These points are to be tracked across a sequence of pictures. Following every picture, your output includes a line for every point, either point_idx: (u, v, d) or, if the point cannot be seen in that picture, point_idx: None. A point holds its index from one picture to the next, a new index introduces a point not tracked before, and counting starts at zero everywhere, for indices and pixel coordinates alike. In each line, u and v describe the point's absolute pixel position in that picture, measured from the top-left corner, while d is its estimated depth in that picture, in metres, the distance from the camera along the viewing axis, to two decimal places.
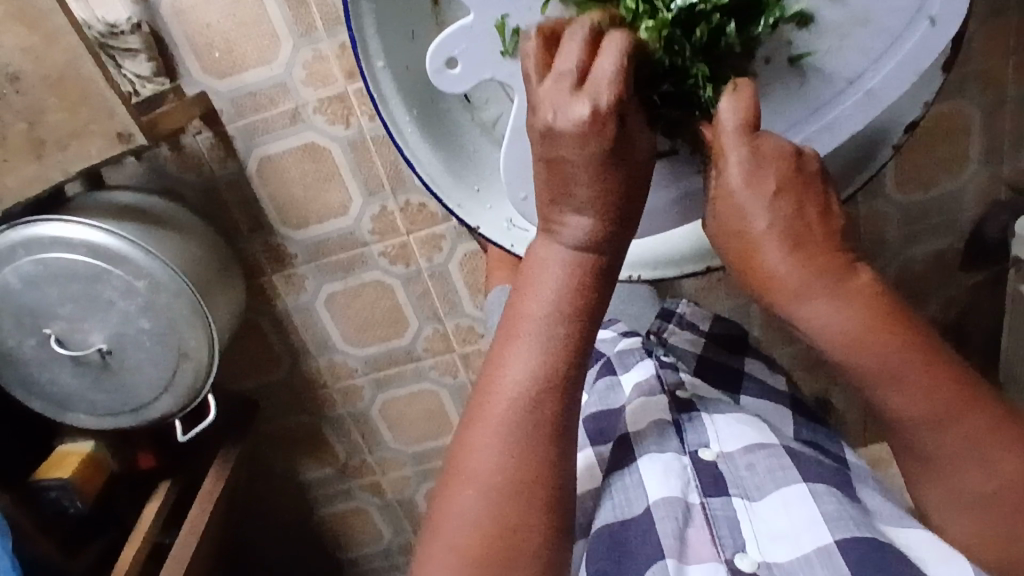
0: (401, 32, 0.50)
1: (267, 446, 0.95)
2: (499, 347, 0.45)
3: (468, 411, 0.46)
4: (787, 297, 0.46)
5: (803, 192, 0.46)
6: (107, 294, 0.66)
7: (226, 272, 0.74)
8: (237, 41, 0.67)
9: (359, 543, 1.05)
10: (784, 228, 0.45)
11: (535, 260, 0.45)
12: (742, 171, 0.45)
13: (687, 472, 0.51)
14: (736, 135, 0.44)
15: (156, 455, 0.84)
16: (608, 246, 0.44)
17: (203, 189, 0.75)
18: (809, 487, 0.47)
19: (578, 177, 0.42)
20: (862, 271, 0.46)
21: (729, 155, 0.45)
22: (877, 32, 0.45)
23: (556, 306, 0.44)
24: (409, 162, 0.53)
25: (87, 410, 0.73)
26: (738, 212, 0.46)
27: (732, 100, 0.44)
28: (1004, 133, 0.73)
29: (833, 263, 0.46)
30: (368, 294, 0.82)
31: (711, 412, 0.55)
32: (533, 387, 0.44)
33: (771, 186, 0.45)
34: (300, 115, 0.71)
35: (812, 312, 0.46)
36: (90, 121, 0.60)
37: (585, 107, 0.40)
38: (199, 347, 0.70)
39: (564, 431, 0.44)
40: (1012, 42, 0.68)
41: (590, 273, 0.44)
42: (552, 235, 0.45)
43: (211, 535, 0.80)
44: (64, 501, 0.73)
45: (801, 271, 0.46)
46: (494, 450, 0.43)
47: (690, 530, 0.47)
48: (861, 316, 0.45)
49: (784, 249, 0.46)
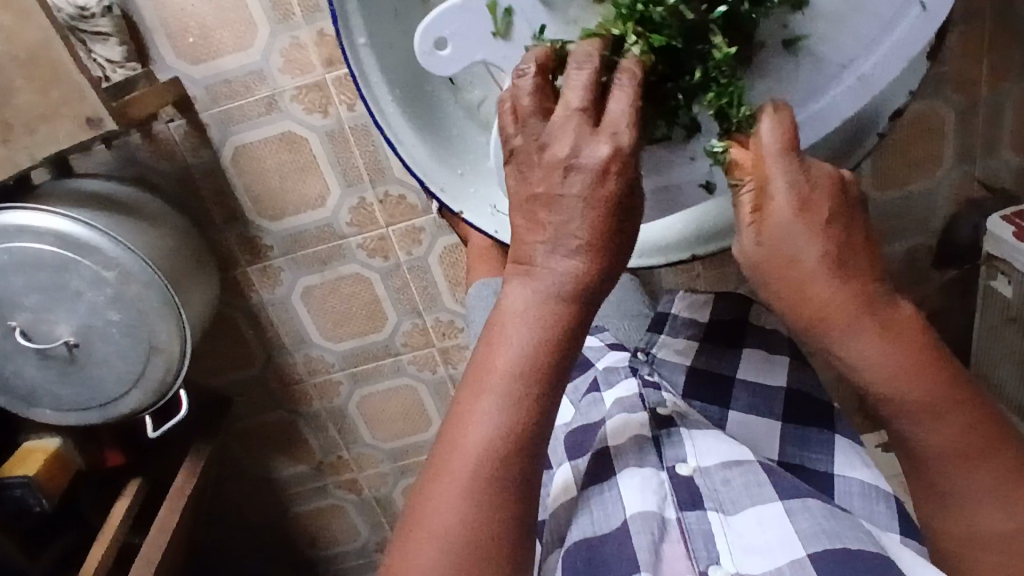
0: (384, 9, 0.49)
1: (240, 443, 0.93)
2: (469, 393, 0.44)
3: (430, 463, 0.44)
4: (834, 327, 0.45)
5: (851, 222, 0.45)
6: (74, 285, 0.64)
7: (199, 263, 0.73)
8: (213, 27, 0.65)
9: (334, 541, 1.03)
10: (835, 255, 0.44)
11: (507, 306, 0.44)
12: (792, 197, 0.44)
13: (664, 486, 0.50)
14: (783, 157, 0.44)
15: (125, 453, 0.81)
16: (578, 297, 0.43)
17: (177, 178, 0.73)
18: (784, 504, 0.47)
19: (577, 215, 0.42)
20: (900, 302, 0.46)
21: (777, 178, 0.44)
22: (870, 16, 0.45)
23: (524, 357, 0.43)
24: (392, 144, 0.52)
25: (53, 405, 0.71)
26: (783, 238, 0.44)
27: (772, 121, 0.44)
28: (977, 132, 0.74)
29: (874, 294, 0.45)
30: (347, 287, 0.80)
31: (690, 428, 0.54)
32: (500, 440, 0.42)
33: (826, 213, 0.44)
34: (276, 104, 0.69)
35: (856, 344, 0.46)
36: (59, 105, 0.58)
37: (607, 147, 0.41)
38: (170, 340, 0.67)
39: (531, 487, 0.43)
40: (987, 43, 0.69)
41: (559, 323, 0.43)
42: (523, 283, 0.44)
43: (182, 534, 0.78)
44: (30, 499, 0.70)
45: (850, 298, 0.45)
46: (457, 504, 0.42)
47: (665, 545, 0.48)
48: (900, 348, 0.46)
49: (830, 275, 0.44)
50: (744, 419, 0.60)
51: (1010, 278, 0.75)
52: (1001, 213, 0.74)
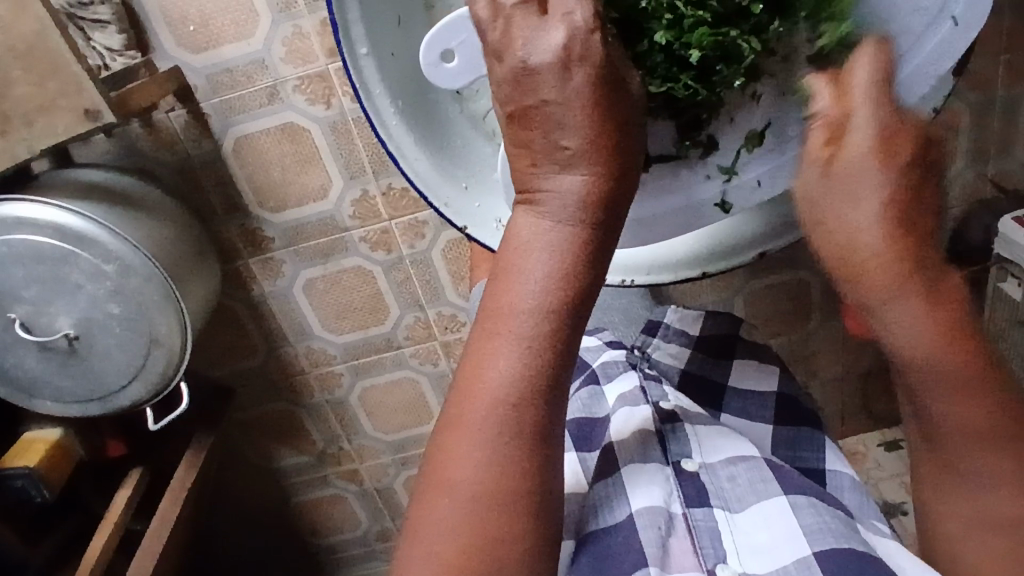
0: (388, 18, 0.48)
1: (241, 433, 0.93)
2: (482, 338, 0.44)
3: (448, 406, 0.45)
4: (876, 278, 0.45)
5: (922, 184, 0.44)
6: (74, 277, 0.64)
7: (200, 255, 0.72)
8: (213, 15, 0.64)
9: (335, 530, 1.04)
10: (897, 211, 0.44)
11: (516, 237, 0.43)
12: (871, 137, 0.42)
13: (670, 482, 0.50)
14: (870, 93, 0.41)
15: (126, 442, 0.81)
16: (594, 224, 0.42)
17: (177, 169, 0.72)
18: (788, 499, 0.46)
19: (566, 124, 0.40)
20: (948, 271, 0.46)
21: (861, 121, 0.42)
22: (898, 33, 0.42)
23: (543, 294, 0.42)
24: (395, 158, 0.51)
25: (53, 396, 0.70)
26: (849, 183, 0.43)
27: (865, 53, 0.41)
28: (991, 131, 0.72)
29: (925, 258, 0.44)
30: (349, 280, 0.80)
31: (694, 425, 0.54)
32: (519, 382, 0.43)
33: (902, 164, 0.43)
34: (279, 94, 0.68)
35: (901, 305, 0.45)
36: (57, 96, 0.57)
37: (561, 29, 0.39)
38: (171, 333, 0.67)
39: (549, 426, 0.44)
40: (1004, 42, 0.67)
41: (578, 250, 0.42)
42: (534, 211, 0.43)
43: (182, 526, 0.78)
44: (31, 491, 0.70)
45: (898, 253, 0.44)
46: (478, 450, 0.42)
47: (672, 540, 0.47)
48: (937, 314, 0.45)
49: (885, 228, 0.44)
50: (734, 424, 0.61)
51: (1020, 280, 0.74)
52: (1013, 215, 0.72)
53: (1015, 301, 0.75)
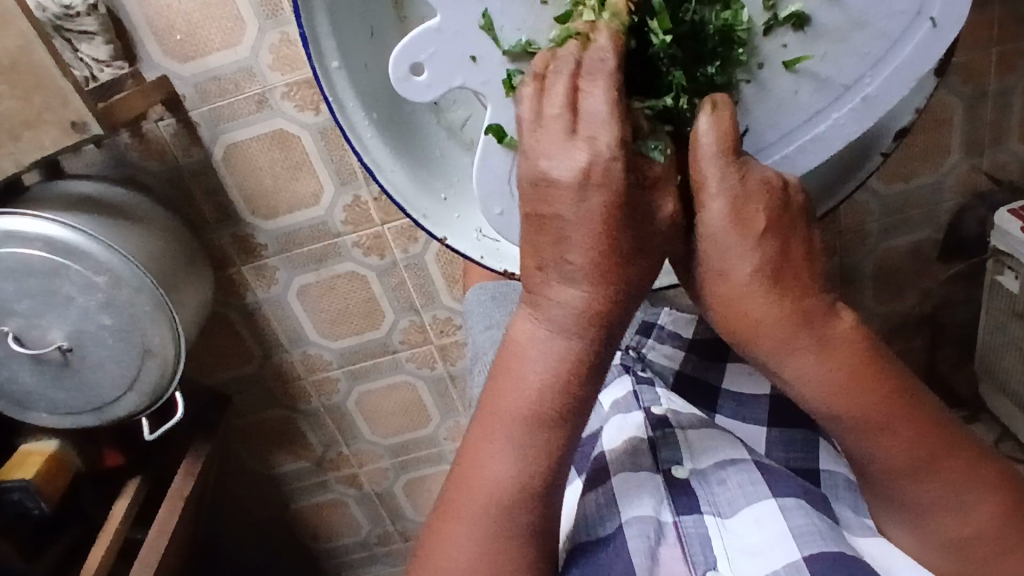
0: (360, 29, 0.48)
1: (240, 440, 0.93)
2: (478, 436, 0.44)
3: (444, 493, 0.46)
4: (766, 347, 0.43)
5: (789, 232, 0.42)
6: (65, 290, 0.64)
7: (192, 264, 0.72)
8: (200, 23, 0.64)
9: (337, 534, 1.04)
10: (771, 272, 0.42)
11: (518, 341, 0.44)
12: (726, 203, 0.41)
13: (660, 490, 0.49)
14: (719, 160, 0.41)
15: (122, 452, 0.80)
16: (592, 336, 0.42)
17: (167, 178, 0.72)
18: (778, 502, 0.46)
19: (574, 243, 0.41)
20: (839, 311, 0.43)
21: (712, 188, 0.41)
22: (876, 34, 0.42)
23: (541, 400, 0.43)
24: (370, 170, 0.50)
25: (49, 409, 0.71)
26: (718, 249, 0.42)
27: (710, 120, 0.41)
28: (986, 123, 0.72)
29: (811, 308, 0.42)
30: (343, 285, 0.80)
31: (686, 430, 0.53)
32: (512, 486, 0.43)
33: (757, 224, 0.41)
34: (267, 101, 0.68)
35: (799, 371, 0.43)
36: (43, 109, 0.57)
37: (583, 154, 0.39)
38: (163, 344, 0.67)
39: (545, 523, 0.44)
40: (998, 33, 0.66)
41: (576, 359, 0.43)
42: (536, 314, 0.43)
43: (181, 536, 0.78)
44: (27, 502, 0.70)
45: (784, 315, 0.42)
46: (468, 548, 0.43)
47: (662, 548, 0.47)
48: (837, 371, 0.42)
49: (765, 292, 0.42)
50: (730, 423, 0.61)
51: (1017, 273, 0.73)
52: (1009, 207, 0.72)
53: (1013, 294, 0.74)
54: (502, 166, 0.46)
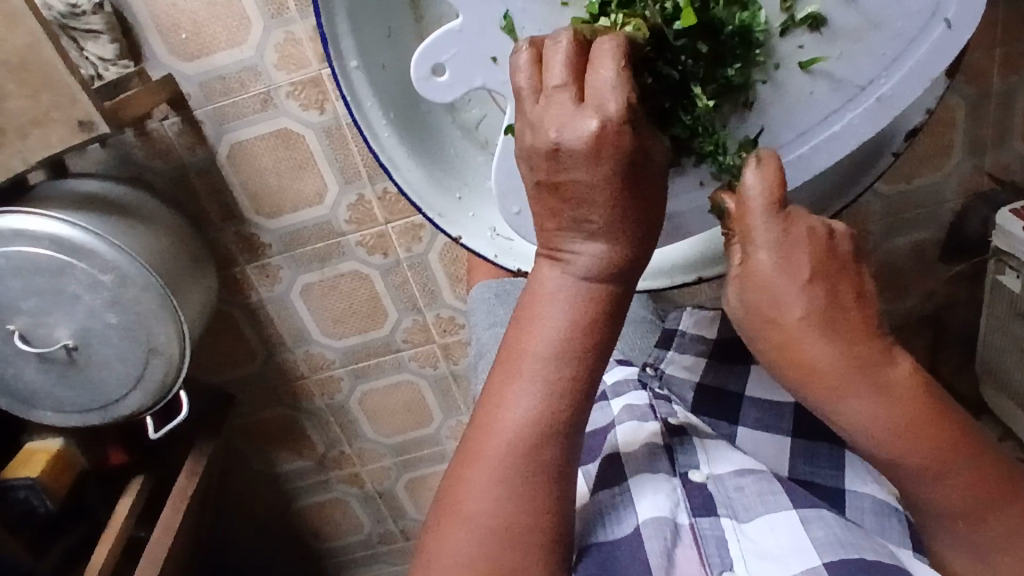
0: (377, 29, 0.48)
1: (243, 438, 0.93)
2: (496, 390, 0.44)
3: (462, 444, 0.45)
4: (822, 394, 0.44)
5: (836, 277, 0.43)
6: (71, 288, 0.64)
7: (197, 263, 0.72)
8: (205, 22, 0.64)
9: (339, 533, 1.04)
10: (822, 317, 0.43)
11: (538, 288, 0.43)
12: (775, 255, 0.42)
13: (676, 492, 0.50)
14: (767, 215, 0.42)
15: (127, 451, 0.81)
16: (617, 276, 0.42)
17: (172, 177, 0.72)
18: (798, 513, 0.46)
19: (593, 201, 0.40)
20: (895, 357, 0.44)
21: (760, 240, 0.43)
22: (891, 34, 0.42)
23: (564, 341, 0.42)
24: (387, 169, 0.51)
25: (54, 407, 0.71)
26: (770, 297, 0.43)
27: (758, 174, 0.42)
28: (988, 123, 0.72)
29: (868, 353, 0.43)
30: (346, 285, 0.80)
31: (702, 438, 0.54)
32: (536, 426, 0.42)
33: (804, 270, 0.42)
34: (272, 100, 0.68)
35: (856, 415, 0.43)
36: (51, 108, 0.57)
37: (595, 120, 0.37)
38: (169, 342, 0.67)
39: (568, 467, 0.44)
40: (1001, 33, 0.66)
41: (598, 299, 0.43)
42: (556, 262, 0.43)
43: (186, 534, 0.78)
44: (33, 499, 0.71)
45: (840, 361, 0.43)
46: (492, 493, 0.42)
47: (677, 549, 0.47)
48: (892, 414, 0.43)
49: (820, 336, 0.43)
50: (752, 436, 0.61)
51: (1018, 273, 0.73)
52: (1011, 207, 0.72)
53: (1015, 293, 0.75)
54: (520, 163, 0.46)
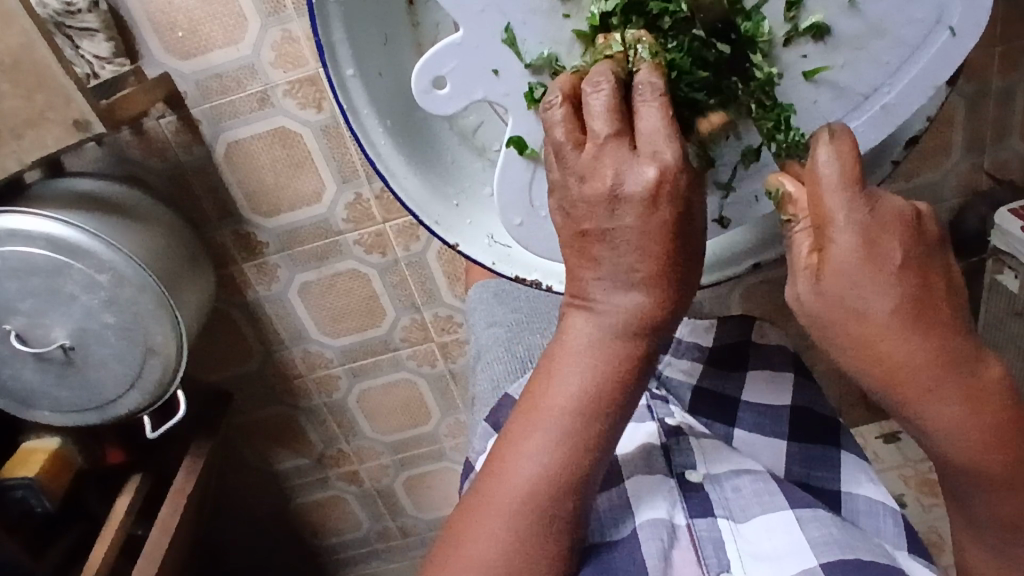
0: (374, 36, 0.48)
1: (241, 437, 0.93)
2: (514, 433, 0.43)
3: (469, 491, 0.44)
4: (901, 398, 0.38)
5: (930, 267, 0.36)
6: (68, 288, 0.63)
7: (194, 262, 0.72)
8: (202, 20, 0.63)
9: (337, 530, 1.04)
10: (915, 313, 0.36)
11: (564, 337, 0.42)
12: (858, 240, 0.35)
13: (673, 493, 0.50)
14: (845, 194, 0.36)
15: (125, 450, 0.82)
16: (646, 333, 0.40)
17: (169, 176, 0.72)
18: (794, 513, 0.47)
19: (628, 248, 0.38)
20: (988, 357, 0.38)
21: (840, 220, 0.36)
22: (895, 43, 0.41)
23: (582, 396, 0.41)
24: (383, 176, 0.51)
25: (51, 407, 0.71)
26: (855, 290, 0.36)
27: (831, 150, 0.36)
28: (987, 122, 0.72)
29: (961, 354, 0.37)
30: (344, 283, 0.80)
31: (699, 438, 0.54)
32: (546, 484, 0.41)
33: (895, 259, 0.36)
34: (269, 99, 0.68)
35: (937, 420, 0.38)
36: (46, 108, 0.56)
37: (652, 169, 0.36)
38: (167, 343, 0.67)
39: (576, 523, 0.42)
40: (1001, 32, 0.66)
41: (623, 353, 0.41)
42: (585, 309, 0.41)
43: (184, 533, 0.78)
44: (31, 500, 0.70)
45: (931, 364, 0.36)
46: (496, 546, 0.41)
47: (675, 551, 0.47)
48: (971, 421, 0.38)
49: (914, 337, 0.36)
50: (748, 440, 0.60)
51: (1016, 272, 0.73)
52: (1009, 206, 0.72)
53: (1013, 292, 0.75)
54: (522, 174, 0.46)
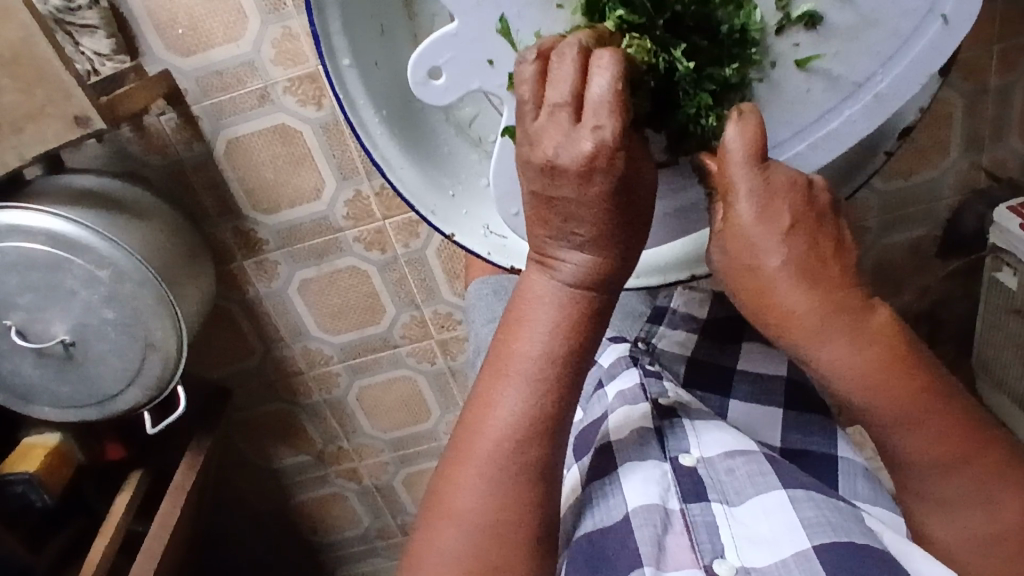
0: (371, 26, 0.48)
1: (241, 433, 0.93)
2: (486, 388, 0.44)
3: (450, 447, 0.46)
4: (798, 339, 0.45)
5: (816, 228, 0.44)
6: (68, 284, 0.64)
7: (194, 258, 0.72)
8: (202, 17, 0.64)
9: (337, 527, 1.04)
10: (797, 264, 0.44)
11: (527, 295, 0.44)
12: (754, 205, 0.43)
13: (666, 478, 0.50)
14: (748, 165, 0.42)
15: (124, 446, 0.81)
16: (603, 284, 0.43)
17: (168, 172, 0.72)
18: (788, 493, 0.47)
19: (580, 216, 0.40)
20: (875, 306, 0.45)
21: (741, 192, 0.43)
22: (888, 32, 0.42)
23: (549, 347, 0.43)
24: (380, 167, 0.51)
25: (51, 402, 0.71)
26: (751, 247, 0.44)
27: (738, 129, 0.42)
28: (986, 120, 0.72)
29: (846, 301, 0.44)
30: (344, 280, 0.80)
31: (694, 420, 0.54)
32: (520, 431, 0.43)
33: (783, 220, 0.44)
34: (270, 95, 0.68)
35: (835, 369, 0.45)
36: (46, 104, 0.57)
37: (590, 141, 0.38)
38: (166, 338, 0.67)
39: (554, 468, 0.44)
40: (999, 30, 0.66)
41: (583, 305, 0.43)
42: (545, 268, 0.43)
43: (183, 528, 0.78)
44: (31, 494, 0.71)
45: (817, 308, 0.44)
46: (479, 492, 0.43)
47: (669, 537, 0.47)
48: (872, 360, 0.44)
49: (797, 285, 0.44)
50: (745, 408, 0.61)
51: (1015, 270, 0.73)
52: (1008, 203, 0.72)
53: (1011, 290, 0.75)
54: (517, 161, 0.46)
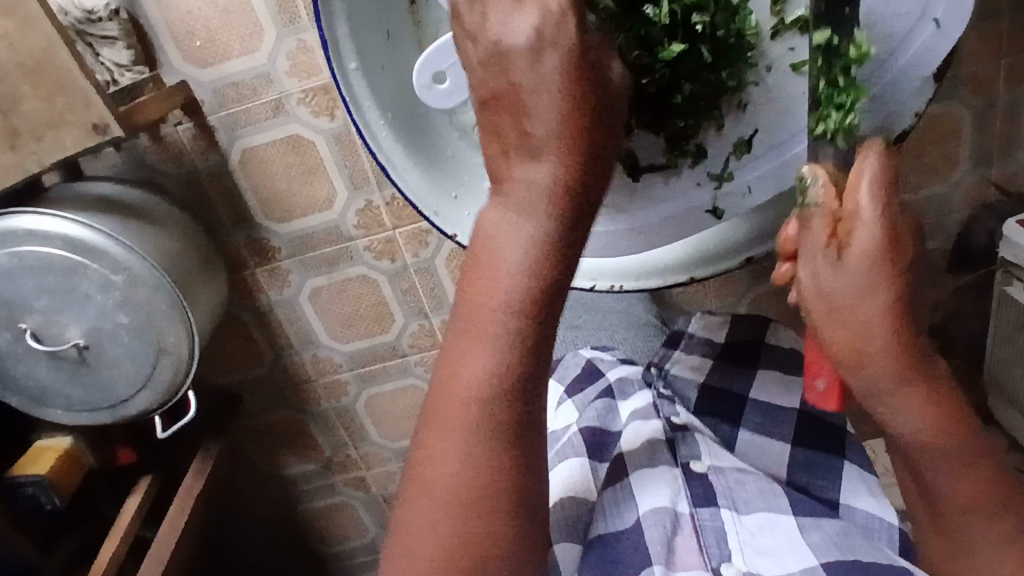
0: (376, 32, 0.49)
1: (250, 440, 0.94)
2: (455, 345, 0.43)
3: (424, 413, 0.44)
4: (879, 381, 0.45)
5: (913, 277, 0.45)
6: (83, 288, 0.65)
7: (207, 265, 0.73)
8: (219, 30, 0.65)
9: (344, 537, 1.04)
10: (898, 316, 0.44)
11: (488, 231, 0.41)
12: (879, 240, 0.42)
13: (678, 483, 0.53)
14: (878, 190, 0.41)
15: (135, 450, 0.82)
16: (568, 206, 0.40)
17: (184, 180, 0.73)
18: (797, 518, 0.51)
19: (540, 119, 0.38)
20: (938, 359, 0.47)
21: (867, 221, 0.42)
22: (881, 37, 0.43)
23: (518, 288, 0.40)
24: (383, 167, 0.52)
25: (64, 405, 0.72)
26: (861, 293, 0.43)
27: (869, 155, 0.41)
28: (995, 135, 0.72)
29: (923, 354, 0.46)
30: (353, 289, 0.81)
31: (706, 436, 0.57)
32: (493, 385, 0.41)
33: (902, 263, 0.43)
34: (284, 106, 0.69)
35: (898, 405, 0.46)
36: (66, 111, 0.58)
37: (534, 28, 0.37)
38: (178, 343, 0.68)
39: (530, 415, 0.43)
40: (1005, 45, 0.67)
41: (553, 236, 0.40)
42: (505, 198, 0.41)
43: (191, 533, 0.79)
44: (41, 497, 0.71)
45: (902, 356, 0.45)
46: (452, 463, 0.42)
47: (678, 539, 0.51)
48: (936, 409, 0.46)
49: (896, 334, 0.44)
50: (753, 441, 0.62)
51: None
52: (1017, 218, 0.72)
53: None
54: None
